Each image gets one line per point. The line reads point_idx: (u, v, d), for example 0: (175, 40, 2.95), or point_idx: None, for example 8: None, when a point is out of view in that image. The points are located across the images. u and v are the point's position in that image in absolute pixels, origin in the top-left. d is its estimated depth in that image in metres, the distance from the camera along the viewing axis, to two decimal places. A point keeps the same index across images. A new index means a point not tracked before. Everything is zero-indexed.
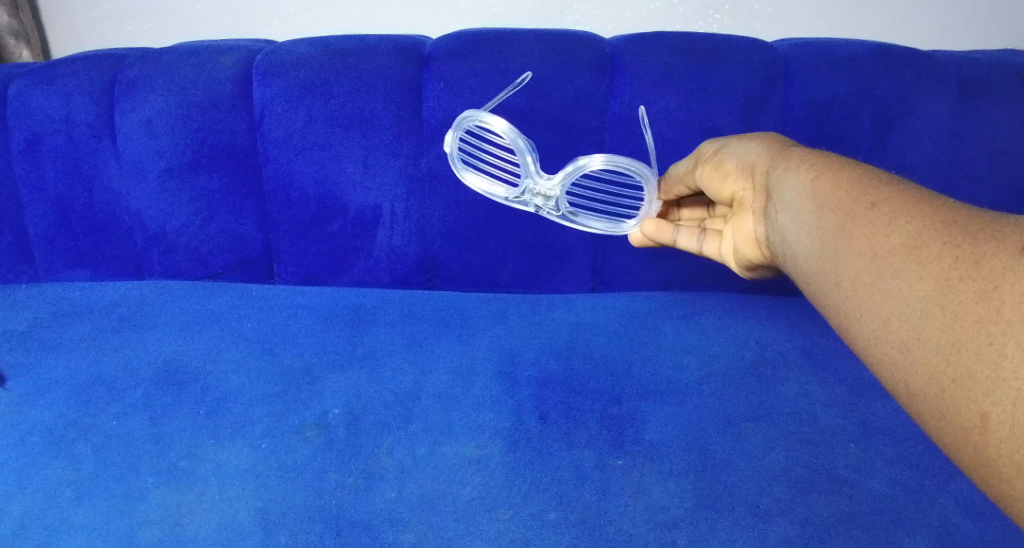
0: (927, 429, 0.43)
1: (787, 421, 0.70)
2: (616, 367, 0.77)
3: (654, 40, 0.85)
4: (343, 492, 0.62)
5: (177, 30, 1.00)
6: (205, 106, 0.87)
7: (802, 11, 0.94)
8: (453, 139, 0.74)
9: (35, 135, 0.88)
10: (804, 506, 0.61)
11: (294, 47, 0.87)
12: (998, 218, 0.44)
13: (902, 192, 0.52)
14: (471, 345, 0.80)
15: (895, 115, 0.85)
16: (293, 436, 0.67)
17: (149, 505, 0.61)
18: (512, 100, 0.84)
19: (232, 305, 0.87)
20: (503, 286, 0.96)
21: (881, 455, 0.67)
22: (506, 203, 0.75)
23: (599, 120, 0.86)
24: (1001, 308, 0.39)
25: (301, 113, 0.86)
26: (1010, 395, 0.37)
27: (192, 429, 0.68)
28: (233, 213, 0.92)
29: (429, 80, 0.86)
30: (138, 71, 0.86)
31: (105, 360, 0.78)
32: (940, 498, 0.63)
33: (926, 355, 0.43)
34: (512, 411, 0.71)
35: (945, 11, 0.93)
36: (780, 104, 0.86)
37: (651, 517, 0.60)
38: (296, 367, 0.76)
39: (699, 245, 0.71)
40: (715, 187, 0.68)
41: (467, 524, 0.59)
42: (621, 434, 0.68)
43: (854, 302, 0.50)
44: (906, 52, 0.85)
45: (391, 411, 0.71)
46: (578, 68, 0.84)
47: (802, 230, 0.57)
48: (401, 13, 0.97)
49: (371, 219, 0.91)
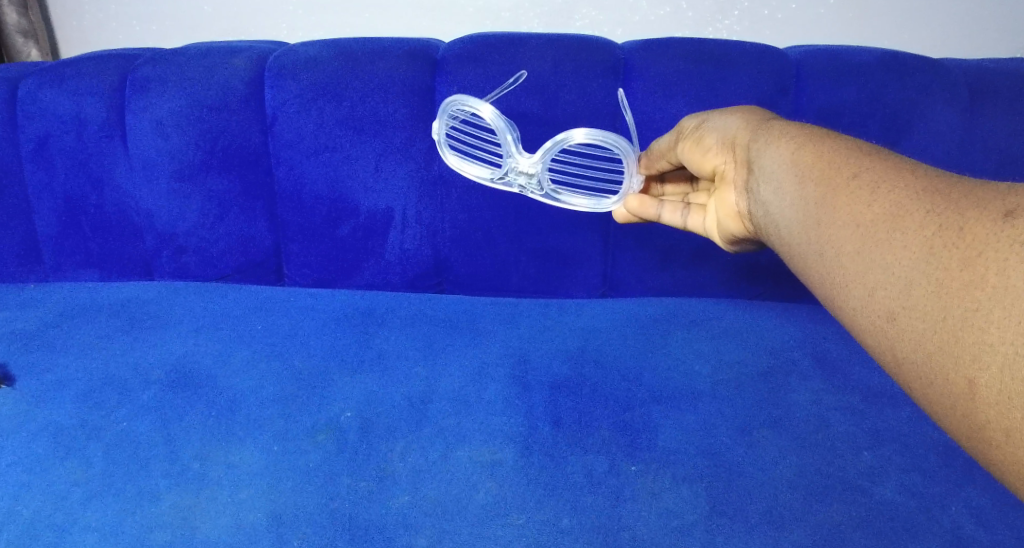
0: (914, 391, 0.53)
1: (805, 428, 0.91)
2: (635, 374, 1.00)
3: (658, 49, 1.14)
4: (356, 495, 0.80)
5: (177, 33, 1.38)
6: (217, 107, 1.16)
7: (806, 19, 1.29)
8: (441, 125, 0.96)
9: (45, 135, 1.17)
10: (818, 515, 0.78)
11: (305, 52, 1.16)
12: (978, 188, 0.53)
13: (884, 167, 0.62)
14: (483, 349, 1.05)
15: (901, 122, 1.14)
16: (307, 439, 0.87)
17: (301, 496, 0.79)
18: (524, 103, 1.13)
19: (267, 330, 1.07)
20: (513, 290, 1.27)
21: (895, 465, 0.86)
22: (492, 181, 0.96)
23: (610, 123, 1.15)
24: (985, 274, 0.48)
25: (314, 117, 1.15)
26: (996, 360, 0.46)
27: (200, 436, 0.87)
28: (246, 214, 1.22)
29: (440, 83, 1.15)
30: (144, 74, 1.16)
31: (121, 403, 0.92)
32: (953, 507, 0.81)
33: (913, 324, 0.52)
34: (526, 418, 0.92)
35: (936, 21, 1.27)
36: (791, 107, 1.15)
37: (668, 525, 0.77)
38: (307, 370, 0.99)
39: (683, 218, 0.90)
40: (697, 159, 0.86)
41: (527, 513, 0.78)
42: (637, 441, 0.88)
43: (843, 274, 0.60)
44: (866, 62, 1.13)
45: (452, 403, 0.93)
46: (589, 70, 1.13)
47: (783, 202, 0.70)
48: (406, 18, 1.34)
49: (383, 221, 1.21)
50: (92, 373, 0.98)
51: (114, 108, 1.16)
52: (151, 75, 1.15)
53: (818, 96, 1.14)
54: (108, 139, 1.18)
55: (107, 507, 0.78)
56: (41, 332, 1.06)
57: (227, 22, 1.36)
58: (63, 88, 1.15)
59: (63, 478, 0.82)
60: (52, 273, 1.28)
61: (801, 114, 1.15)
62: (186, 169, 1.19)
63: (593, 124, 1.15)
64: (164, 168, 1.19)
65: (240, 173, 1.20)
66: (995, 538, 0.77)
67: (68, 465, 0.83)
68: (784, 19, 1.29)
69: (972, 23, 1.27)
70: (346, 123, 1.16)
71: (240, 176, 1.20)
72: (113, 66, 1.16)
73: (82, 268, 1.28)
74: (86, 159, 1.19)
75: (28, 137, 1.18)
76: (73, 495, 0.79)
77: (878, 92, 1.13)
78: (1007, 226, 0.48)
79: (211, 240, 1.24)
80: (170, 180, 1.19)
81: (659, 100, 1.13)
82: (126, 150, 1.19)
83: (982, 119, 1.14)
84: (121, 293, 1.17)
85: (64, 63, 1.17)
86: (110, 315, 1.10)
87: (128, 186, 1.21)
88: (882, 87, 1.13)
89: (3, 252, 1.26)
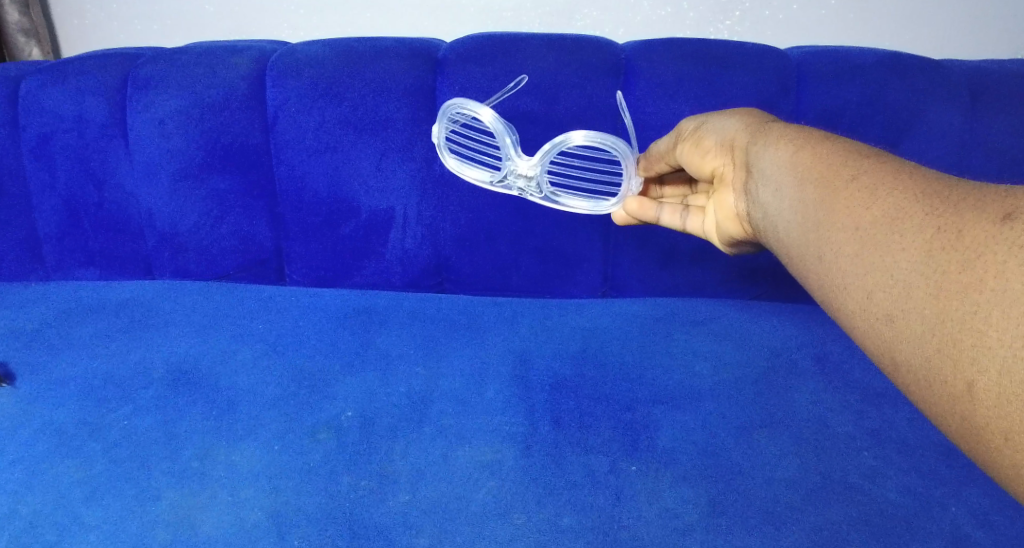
0: (913, 393, 0.54)
1: (802, 428, 0.92)
2: (634, 373, 1.01)
3: (659, 50, 1.15)
4: (357, 494, 0.81)
5: (178, 33, 1.39)
6: (219, 106, 1.17)
7: (805, 19, 1.30)
8: (441, 129, 0.97)
9: (47, 134, 1.18)
10: (814, 514, 0.79)
11: (307, 52, 1.17)
12: (977, 192, 0.54)
13: (882, 169, 0.63)
14: (483, 348, 1.06)
15: (899, 124, 1.15)
16: (309, 438, 0.88)
17: (303, 495, 0.80)
18: (525, 104, 1.14)
19: (269, 330, 1.08)
20: (514, 290, 1.28)
21: (892, 465, 0.87)
22: (492, 184, 0.97)
23: (611, 123, 1.16)
24: (985, 277, 0.49)
25: (316, 117, 1.16)
26: (995, 363, 0.46)
27: (202, 435, 0.88)
28: (248, 214, 1.23)
29: (442, 83, 1.16)
30: (147, 74, 1.17)
31: (123, 402, 0.93)
32: (949, 506, 0.82)
33: (912, 326, 0.53)
34: (527, 416, 0.93)
35: (935, 22, 1.28)
36: (790, 108, 1.16)
37: (666, 523, 0.78)
38: (308, 369, 1.00)
39: (683, 221, 0.91)
40: (696, 161, 0.87)
41: (526, 513, 0.79)
42: (635, 440, 0.89)
43: (841, 275, 0.61)
44: (864, 63, 1.14)
45: (453, 402, 0.94)
46: (589, 70, 1.14)
47: (782, 204, 0.71)
48: (407, 18, 1.35)
49: (384, 221, 1.22)
50: (92, 372, 0.99)
51: (116, 107, 1.17)
52: (152, 75, 1.16)
53: (817, 98, 1.14)
54: (109, 138, 1.19)
55: (109, 505, 0.79)
56: (43, 331, 1.07)
57: (228, 21, 1.37)
58: (66, 87, 1.16)
59: (65, 476, 0.83)
60: (53, 272, 1.29)
61: (800, 115, 1.16)
62: (187, 169, 1.20)
63: (593, 124, 1.16)
64: (165, 167, 1.20)
65: (242, 173, 1.21)
66: (990, 538, 0.78)
67: (71, 463, 0.84)
68: (784, 19, 1.30)
69: (970, 24, 1.28)
70: (348, 123, 1.17)
71: (242, 175, 1.21)
72: (115, 66, 1.17)
73: (84, 266, 1.29)
74: (88, 159, 1.20)
75: (30, 136, 1.19)
76: (75, 494, 0.80)
77: (877, 94, 1.14)
78: (1006, 229, 0.49)
79: (212, 239, 1.25)
80: (171, 179, 1.20)
81: (659, 101, 1.14)
82: (128, 150, 1.20)
83: (981, 120, 1.15)
84: (123, 292, 1.18)
85: (66, 62, 1.18)
86: (112, 314, 1.11)
87: (130, 186, 1.22)
88: (881, 89, 1.13)
89: (5, 251, 1.26)
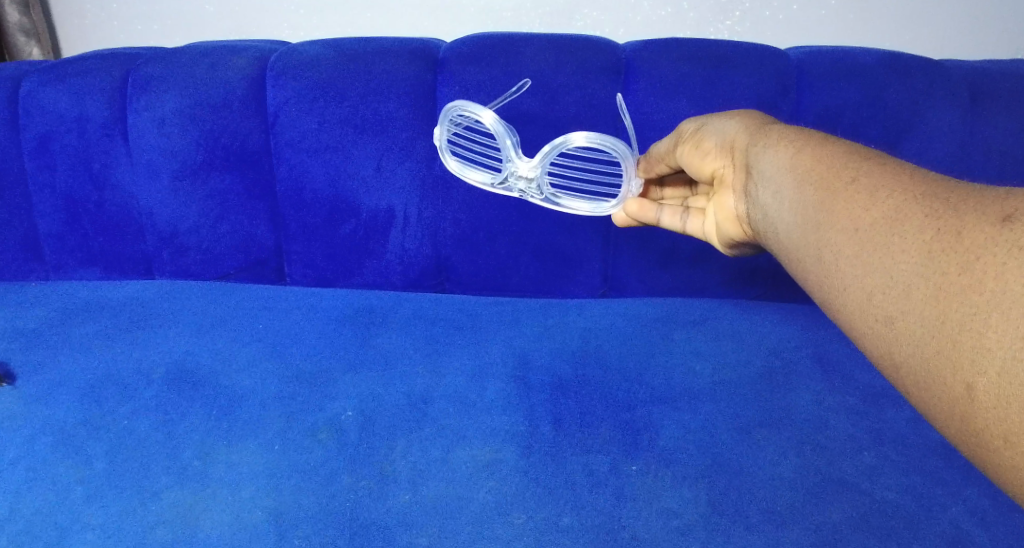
0: (912, 393, 0.55)
1: (801, 428, 0.92)
2: (634, 373, 1.01)
3: (659, 50, 1.15)
4: (358, 494, 0.81)
5: (178, 32, 1.39)
6: (220, 106, 1.17)
7: (804, 19, 1.30)
8: (443, 132, 0.98)
9: (47, 134, 1.18)
10: (814, 514, 0.80)
11: (308, 52, 1.17)
12: (976, 194, 0.54)
13: (882, 171, 0.63)
14: (483, 348, 1.06)
15: (899, 124, 1.15)
16: (309, 438, 0.88)
17: (304, 495, 0.81)
18: (525, 104, 1.14)
19: (269, 330, 1.08)
20: (514, 290, 1.28)
21: (891, 465, 0.87)
22: (493, 186, 0.97)
23: (611, 124, 1.16)
24: (984, 279, 0.49)
25: (317, 117, 1.17)
26: (994, 364, 0.47)
27: (202, 435, 0.88)
28: (249, 214, 1.24)
29: (442, 83, 1.16)
30: (147, 74, 1.17)
31: (123, 402, 0.93)
32: (948, 506, 0.82)
33: (912, 327, 0.54)
34: (527, 416, 0.93)
35: (934, 22, 1.28)
36: (789, 108, 1.16)
37: (666, 523, 0.78)
38: (309, 369, 1.00)
39: (683, 222, 0.91)
40: (696, 162, 0.87)
41: (526, 512, 0.80)
42: (635, 440, 0.89)
43: (841, 277, 0.61)
44: (863, 64, 1.14)
45: (453, 402, 0.95)
46: (589, 70, 1.14)
47: (782, 206, 0.71)
48: (407, 18, 1.35)
49: (385, 221, 1.22)
50: (93, 372, 0.99)
51: (116, 107, 1.17)
52: (152, 75, 1.16)
53: (816, 98, 1.15)
54: (110, 138, 1.19)
55: (109, 505, 0.79)
56: (43, 331, 1.08)
57: (228, 21, 1.37)
58: (66, 87, 1.16)
59: (65, 476, 0.83)
60: (54, 271, 1.30)
61: (799, 116, 1.16)
62: (187, 169, 1.20)
63: (593, 124, 1.16)
64: (166, 167, 1.20)
65: (242, 172, 1.21)
66: (990, 538, 0.78)
67: (71, 463, 0.84)
68: (784, 19, 1.30)
69: (969, 24, 1.28)
70: (349, 123, 1.17)
71: (242, 175, 1.21)
72: (116, 66, 1.18)
73: (84, 266, 1.29)
74: (88, 159, 1.20)
75: (31, 136, 1.19)
76: (75, 493, 0.81)
77: (877, 94, 1.14)
78: (1005, 230, 0.50)
79: (213, 239, 1.25)
80: (172, 179, 1.20)
81: (659, 101, 1.14)
82: (128, 149, 1.20)
83: (980, 121, 1.15)
84: (123, 292, 1.18)
85: (66, 62, 1.18)
86: (113, 314, 1.12)
87: (130, 185, 1.22)
88: (880, 89, 1.14)
89: (5, 251, 1.27)
